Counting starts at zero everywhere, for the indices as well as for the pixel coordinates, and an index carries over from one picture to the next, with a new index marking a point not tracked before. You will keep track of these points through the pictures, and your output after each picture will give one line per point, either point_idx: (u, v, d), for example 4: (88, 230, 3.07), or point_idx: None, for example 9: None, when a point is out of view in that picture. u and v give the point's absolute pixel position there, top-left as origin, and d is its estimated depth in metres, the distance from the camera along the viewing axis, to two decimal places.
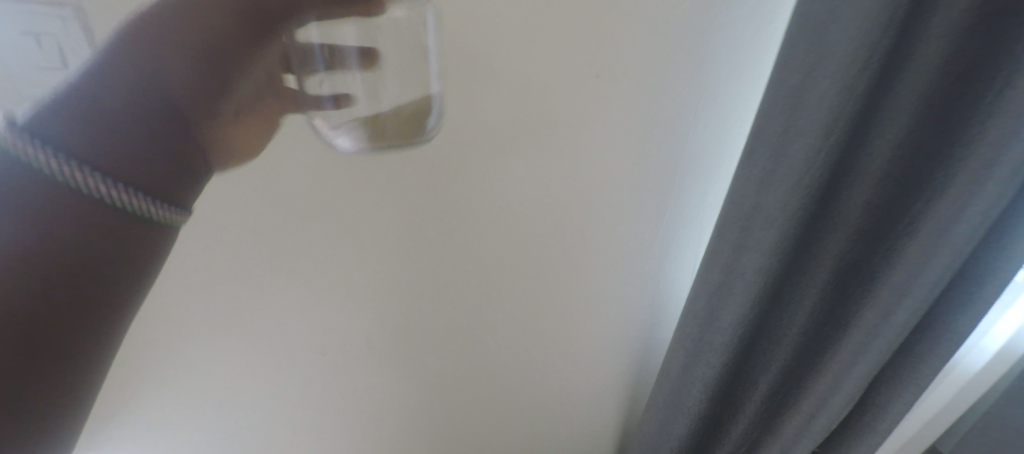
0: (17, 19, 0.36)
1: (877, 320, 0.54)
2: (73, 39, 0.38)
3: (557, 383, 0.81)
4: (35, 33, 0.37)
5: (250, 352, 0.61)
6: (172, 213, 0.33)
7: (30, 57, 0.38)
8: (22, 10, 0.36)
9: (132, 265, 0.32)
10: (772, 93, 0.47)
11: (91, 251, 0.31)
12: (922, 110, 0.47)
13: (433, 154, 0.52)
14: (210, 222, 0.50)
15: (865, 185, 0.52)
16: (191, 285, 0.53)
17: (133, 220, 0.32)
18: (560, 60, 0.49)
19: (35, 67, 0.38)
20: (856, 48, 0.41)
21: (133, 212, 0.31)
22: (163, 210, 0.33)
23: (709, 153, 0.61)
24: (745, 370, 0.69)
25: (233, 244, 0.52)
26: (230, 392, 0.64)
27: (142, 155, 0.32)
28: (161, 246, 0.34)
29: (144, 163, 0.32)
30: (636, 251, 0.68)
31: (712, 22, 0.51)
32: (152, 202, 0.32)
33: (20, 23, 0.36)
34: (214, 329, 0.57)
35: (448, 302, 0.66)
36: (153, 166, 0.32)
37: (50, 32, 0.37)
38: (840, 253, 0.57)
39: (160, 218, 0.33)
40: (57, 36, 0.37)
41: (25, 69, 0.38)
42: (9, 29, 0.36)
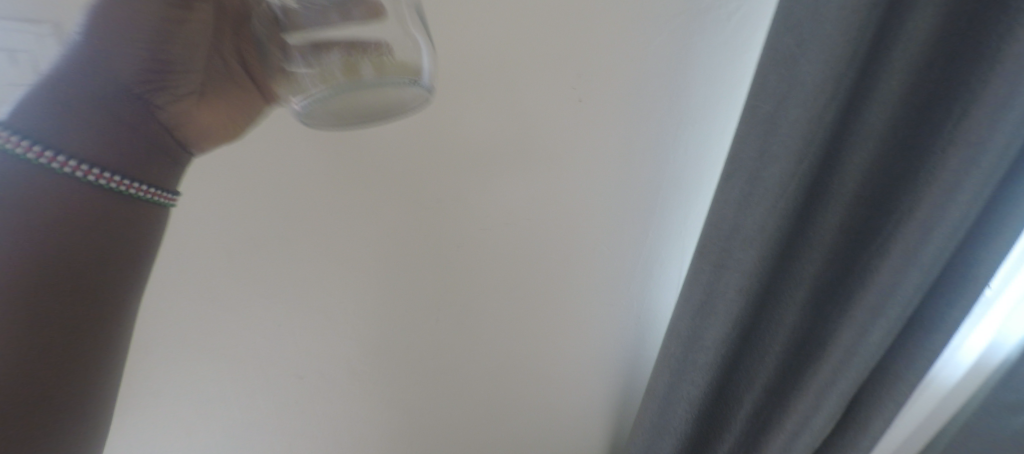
0: None
1: (855, 339, 0.55)
2: (51, 57, 0.36)
3: (542, 405, 0.81)
4: (9, 50, 0.35)
5: (229, 377, 0.60)
6: (163, 194, 0.37)
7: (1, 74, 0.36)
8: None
9: (120, 236, 0.36)
10: (746, 120, 0.48)
11: (74, 233, 0.34)
12: (888, 135, 0.49)
13: (418, 177, 0.53)
14: (190, 246, 0.49)
15: (838, 207, 0.53)
16: (168, 312, 0.52)
17: (124, 202, 0.36)
18: (543, 85, 0.51)
19: (7, 84, 0.36)
20: (823, 79, 0.43)
21: (125, 193, 0.36)
22: (152, 191, 0.37)
23: (688, 177, 0.62)
24: (727, 392, 0.69)
25: (212, 268, 0.51)
26: (206, 416, 0.62)
27: (128, 143, 0.36)
28: (156, 225, 0.38)
29: (126, 151, 0.36)
30: (619, 272, 0.68)
31: (688, 52, 0.53)
32: (144, 187, 0.36)
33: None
34: (192, 356, 0.56)
35: (432, 325, 0.66)
36: (135, 153, 0.36)
37: (27, 50, 0.35)
38: (815, 275, 0.58)
39: (151, 198, 0.37)
40: (34, 53, 0.35)
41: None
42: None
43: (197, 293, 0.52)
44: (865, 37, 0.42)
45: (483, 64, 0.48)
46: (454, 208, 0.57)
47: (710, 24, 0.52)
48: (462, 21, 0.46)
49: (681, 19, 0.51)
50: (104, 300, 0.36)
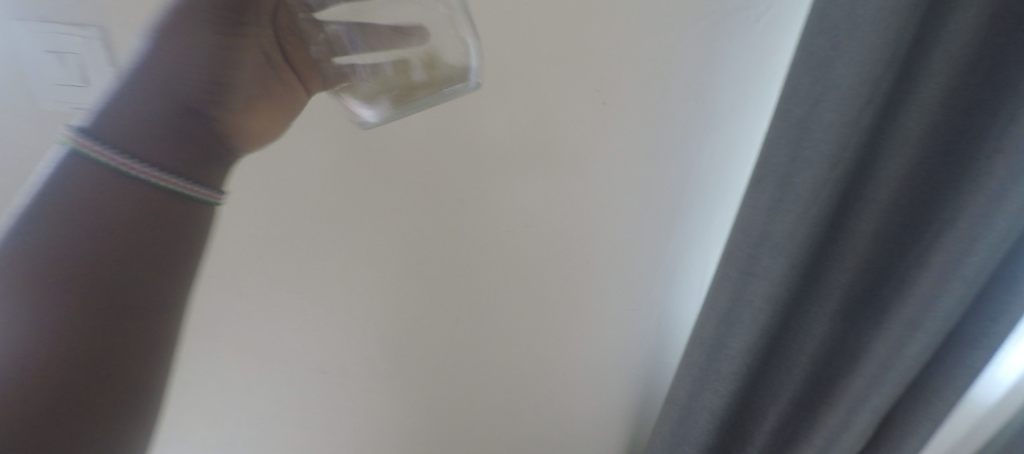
0: (45, 41, 0.42)
1: (890, 353, 0.53)
2: (92, 56, 0.43)
3: (559, 411, 0.80)
4: (59, 53, 0.43)
5: None
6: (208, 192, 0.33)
7: (55, 74, 0.44)
8: (50, 32, 0.42)
9: (167, 242, 0.32)
10: (777, 124, 0.47)
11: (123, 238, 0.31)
12: (927, 141, 0.47)
13: (441, 179, 0.54)
14: None
15: (873, 215, 0.51)
16: None
17: (173, 201, 0.32)
18: (567, 88, 0.51)
19: (56, 83, 0.44)
20: (860, 82, 0.42)
21: (172, 193, 0.32)
22: (200, 190, 0.33)
23: (714, 181, 0.60)
24: (752, 403, 0.67)
25: None
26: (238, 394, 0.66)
27: (179, 144, 0.32)
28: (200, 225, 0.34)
29: (176, 152, 0.32)
30: (640, 278, 0.67)
31: (716, 54, 0.52)
32: (191, 183, 0.32)
33: (46, 42, 0.42)
34: None
35: (451, 326, 0.66)
36: (183, 155, 0.32)
37: (73, 51, 0.43)
38: (847, 286, 0.56)
39: (197, 197, 0.33)
40: (78, 54, 0.43)
41: (47, 83, 0.44)
42: (39, 48, 0.43)
43: None
44: (904, 41, 0.41)
45: (506, 65, 0.49)
46: (473, 209, 0.57)
47: (739, 25, 0.50)
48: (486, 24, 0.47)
49: (709, 20, 0.50)
50: (151, 313, 0.32)
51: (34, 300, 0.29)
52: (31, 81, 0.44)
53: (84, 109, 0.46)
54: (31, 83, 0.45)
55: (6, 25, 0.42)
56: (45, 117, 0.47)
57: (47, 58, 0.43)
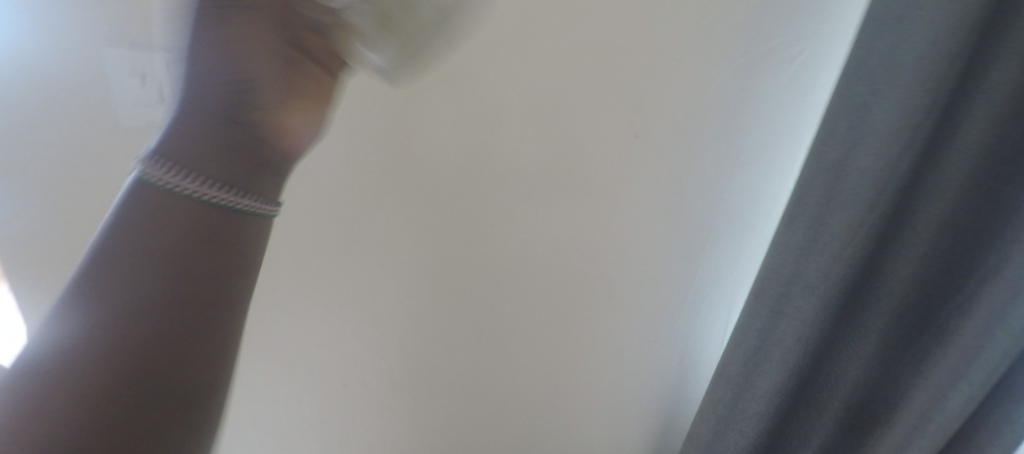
0: (134, 64, 0.48)
1: (930, 403, 0.51)
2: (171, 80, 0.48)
3: (573, 444, 0.79)
4: (144, 75, 0.48)
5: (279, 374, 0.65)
6: (263, 206, 0.34)
7: (136, 93, 0.49)
8: (139, 57, 0.48)
9: (234, 254, 0.33)
10: (811, 165, 0.47)
11: (183, 260, 0.31)
12: (968, 186, 0.46)
13: (471, 204, 0.56)
14: None
15: (911, 258, 0.50)
16: None
17: (232, 216, 0.32)
18: (600, 121, 0.53)
19: (137, 101, 0.50)
20: (898, 128, 0.42)
21: (227, 207, 0.32)
22: (251, 203, 0.33)
23: (743, 218, 0.60)
24: (778, 449, 0.64)
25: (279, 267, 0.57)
26: (263, 403, 0.68)
27: (211, 153, 0.32)
28: (257, 239, 0.34)
29: (205, 160, 0.31)
30: (665, 311, 0.66)
31: (748, 93, 0.52)
32: (245, 198, 0.32)
33: (133, 66, 0.48)
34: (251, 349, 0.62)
35: (471, 349, 0.67)
36: (222, 166, 0.32)
37: (156, 75, 0.48)
38: (883, 330, 0.54)
39: (248, 210, 0.33)
40: (160, 77, 0.48)
41: (128, 102, 0.49)
42: (126, 70, 0.48)
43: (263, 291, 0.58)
44: (944, 88, 0.42)
45: (541, 97, 0.51)
46: (501, 235, 0.58)
47: (772, 66, 0.51)
48: (526, 61, 0.49)
49: (743, 60, 0.51)
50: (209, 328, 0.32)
51: (130, 294, 0.30)
52: (114, 99, 0.50)
53: (159, 124, 0.51)
54: (114, 101, 0.50)
55: (99, 50, 0.47)
56: (121, 132, 0.52)
57: (132, 79, 0.48)
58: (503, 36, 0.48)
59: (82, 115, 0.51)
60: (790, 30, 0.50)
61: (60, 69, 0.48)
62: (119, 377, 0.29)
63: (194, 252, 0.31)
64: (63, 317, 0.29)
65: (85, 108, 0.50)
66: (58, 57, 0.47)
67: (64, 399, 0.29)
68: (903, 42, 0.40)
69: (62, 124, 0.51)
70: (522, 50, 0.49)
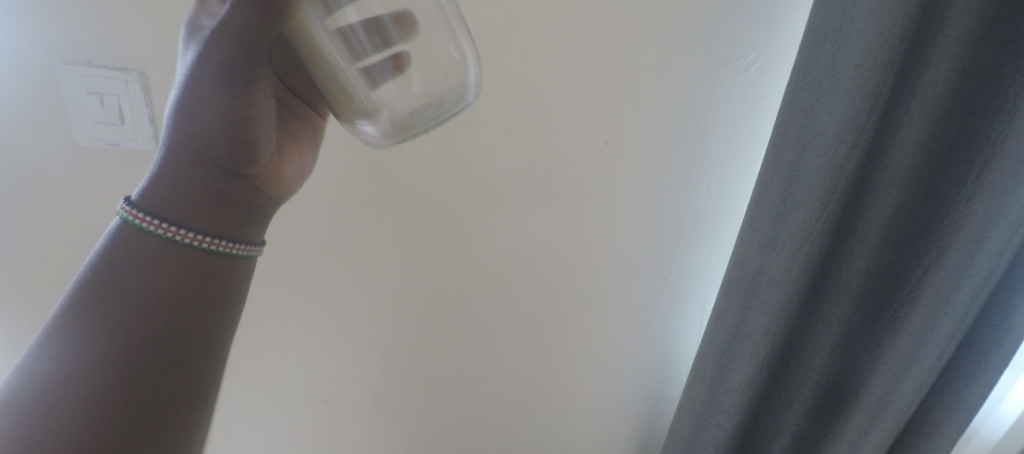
0: (90, 82, 0.47)
1: (888, 388, 0.53)
2: (132, 98, 0.48)
3: (560, 446, 0.79)
4: (101, 94, 0.47)
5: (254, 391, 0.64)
6: (246, 247, 0.38)
7: (93, 113, 0.48)
8: (95, 75, 0.47)
9: (216, 284, 0.37)
10: (767, 167, 0.49)
11: (170, 295, 0.35)
12: (913, 180, 0.49)
13: (449, 213, 0.57)
14: None
15: (866, 250, 0.53)
16: None
17: (211, 258, 0.36)
18: (571, 129, 0.54)
19: (93, 120, 0.48)
20: (844, 130, 0.45)
21: (210, 251, 0.36)
22: (234, 246, 0.37)
23: (711, 218, 0.62)
24: (754, 438, 0.66)
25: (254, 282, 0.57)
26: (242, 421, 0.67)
27: (195, 200, 0.35)
28: (244, 275, 0.39)
29: (195, 207, 0.35)
30: (642, 311, 0.68)
31: (710, 99, 0.55)
32: (228, 243, 0.37)
33: (90, 85, 0.47)
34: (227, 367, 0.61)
35: (454, 356, 0.67)
36: (205, 210, 0.36)
37: (114, 93, 0.47)
38: (844, 319, 0.57)
39: (233, 253, 0.37)
40: (119, 95, 0.48)
41: (83, 121, 0.48)
42: (82, 90, 0.47)
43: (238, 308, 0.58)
44: (884, 92, 0.45)
45: (511, 107, 0.52)
46: (478, 244, 0.59)
47: (731, 73, 0.54)
48: (495, 73, 0.51)
49: (703, 68, 0.53)
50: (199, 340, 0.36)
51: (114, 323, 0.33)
52: (70, 119, 0.48)
53: (118, 144, 0.50)
54: (70, 122, 0.48)
55: (54, 70, 0.46)
56: (77, 153, 0.50)
57: (89, 99, 0.47)
58: (472, 48, 0.49)
59: (34, 135, 0.49)
60: (744, 38, 0.52)
61: (13, 90, 0.47)
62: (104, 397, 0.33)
63: (183, 290, 0.35)
64: (56, 350, 0.33)
65: (40, 129, 0.49)
66: (8, 76, 0.46)
67: (61, 418, 0.32)
68: (842, 50, 0.44)
69: (15, 147, 0.49)
70: (490, 62, 0.50)
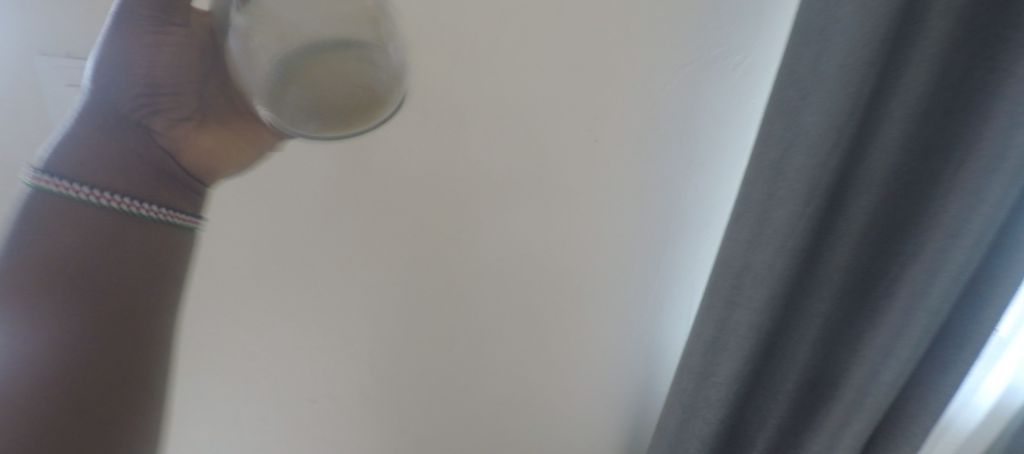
0: (70, 74, 0.44)
1: (868, 379, 0.55)
2: None
3: (549, 440, 0.80)
4: (81, 86, 0.44)
5: (243, 388, 0.64)
6: (189, 218, 0.38)
7: (76, 106, 0.45)
8: (75, 67, 0.44)
9: (158, 252, 0.36)
10: (753, 165, 0.51)
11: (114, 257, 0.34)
12: (892, 178, 0.51)
13: (440, 210, 0.57)
14: (222, 255, 0.55)
15: (847, 246, 0.55)
16: (203, 318, 0.58)
17: (153, 224, 0.36)
18: (562, 126, 0.55)
19: (76, 114, 0.46)
20: (826, 129, 0.46)
21: (155, 218, 0.36)
22: (177, 216, 0.37)
23: (699, 215, 0.63)
24: (739, 430, 0.68)
25: (244, 279, 0.57)
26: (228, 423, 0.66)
27: (130, 171, 0.35)
28: (184, 250, 0.38)
29: (131, 178, 0.35)
30: (631, 306, 0.69)
31: (697, 99, 0.56)
32: (168, 210, 0.36)
33: (68, 78, 0.44)
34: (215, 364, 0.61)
35: (445, 352, 0.68)
36: (148, 182, 0.36)
37: None
38: (826, 313, 0.59)
39: (178, 223, 0.37)
40: None
41: (68, 115, 0.45)
42: (61, 82, 0.44)
43: (229, 305, 0.58)
44: (864, 92, 0.46)
45: (501, 104, 0.53)
46: (468, 240, 0.60)
47: (718, 73, 0.55)
48: (485, 70, 0.51)
49: (691, 67, 0.54)
50: (152, 307, 0.37)
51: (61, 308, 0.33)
52: (54, 114, 0.46)
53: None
54: (50, 115, 0.46)
55: (34, 62, 0.43)
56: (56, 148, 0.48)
57: (68, 91, 0.45)
58: (461, 44, 0.49)
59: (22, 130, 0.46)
60: (732, 39, 0.53)
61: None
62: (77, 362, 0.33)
63: (118, 248, 0.34)
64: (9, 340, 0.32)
65: (15, 124, 0.46)
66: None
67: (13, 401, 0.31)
68: (826, 51, 0.45)
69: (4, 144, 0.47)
70: (480, 59, 0.50)
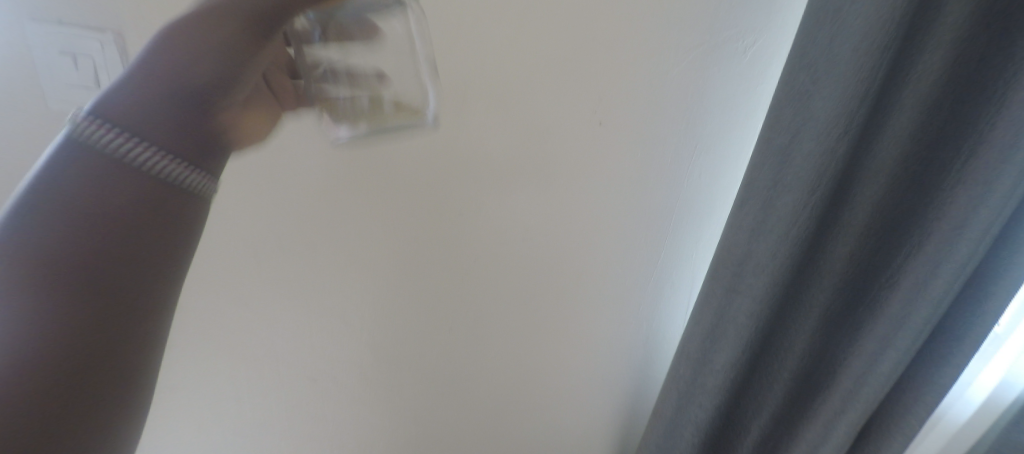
0: (63, 41, 0.43)
1: (865, 369, 0.55)
2: (108, 60, 0.44)
3: (544, 423, 0.81)
4: (74, 54, 0.43)
5: (242, 364, 0.64)
6: (205, 181, 0.35)
7: (69, 74, 0.44)
8: (68, 34, 0.42)
9: (167, 219, 0.34)
10: (759, 151, 0.50)
11: (133, 219, 0.32)
12: (899, 169, 0.51)
13: (442, 192, 0.57)
14: (222, 231, 0.54)
15: (850, 236, 0.55)
16: (202, 294, 0.58)
17: (167, 188, 0.33)
18: (566, 107, 0.54)
19: (68, 82, 0.44)
20: (837, 116, 0.46)
21: (163, 178, 0.33)
22: (198, 177, 0.34)
23: (702, 202, 0.63)
24: (734, 418, 0.69)
25: (242, 256, 0.56)
26: (224, 400, 0.66)
27: (175, 132, 0.33)
28: (194, 219, 0.35)
29: (173, 139, 0.33)
30: (631, 292, 0.69)
31: (705, 83, 0.55)
32: (189, 168, 0.34)
33: (62, 44, 0.43)
34: (214, 339, 0.61)
35: (444, 332, 0.68)
36: (183, 146, 0.34)
37: (88, 54, 0.43)
38: (827, 303, 0.59)
39: (194, 186, 0.34)
40: (93, 56, 0.43)
41: (60, 84, 0.44)
42: (55, 49, 0.43)
43: (228, 281, 0.58)
44: (877, 78, 0.45)
45: (505, 84, 0.52)
46: (470, 223, 0.59)
47: (728, 57, 0.54)
48: (491, 48, 0.50)
49: (700, 50, 0.53)
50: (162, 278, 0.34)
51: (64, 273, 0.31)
52: (45, 81, 0.44)
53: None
54: (42, 83, 0.44)
55: (26, 27, 0.42)
56: (52, 117, 0.46)
57: (61, 59, 0.43)
58: (465, 22, 0.48)
59: (15, 98, 0.45)
60: (742, 22, 0.52)
61: None
62: (61, 350, 0.30)
63: (146, 212, 0.33)
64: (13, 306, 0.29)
65: (11, 90, 0.45)
66: None
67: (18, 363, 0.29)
68: (840, 35, 0.44)
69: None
70: (486, 37, 0.49)
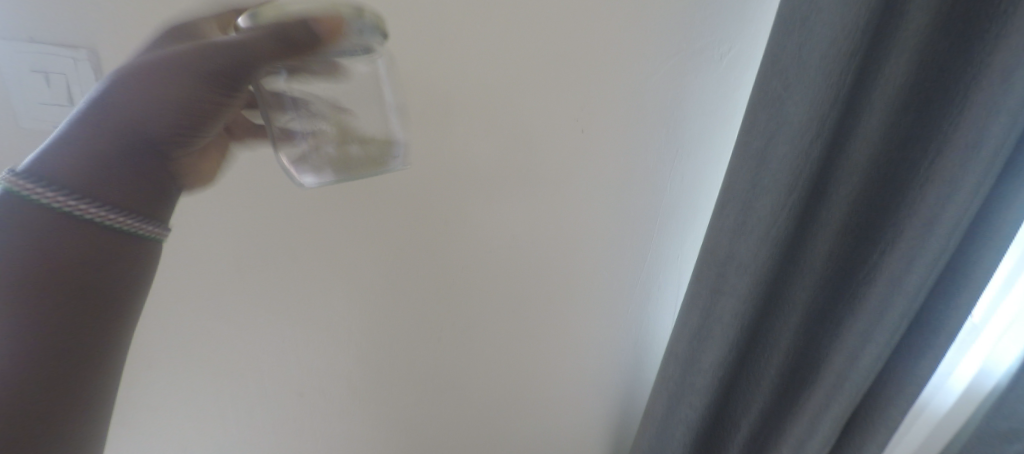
0: (33, 59, 0.42)
1: (846, 364, 0.57)
2: (82, 77, 0.43)
3: (537, 429, 0.81)
4: (46, 72, 0.43)
5: (228, 380, 0.63)
6: (154, 229, 0.38)
7: (39, 93, 0.43)
8: (38, 51, 0.42)
9: (117, 271, 0.37)
10: (737, 155, 0.51)
11: (63, 262, 0.35)
12: (870, 169, 0.52)
13: (428, 202, 0.57)
14: (202, 248, 0.53)
15: (827, 235, 0.56)
16: (184, 311, 0.57)
17: (123, 236, 0.37)
18: (550, 114, 0.55)
19: (39, 101, 0.43)
20: (809, 119, 0.47)
21: (126, 229, 0.37)
22: (141, 226, 0.37)
23: (686, 204, 0.64)
24: (723, 418, 0.69)
25: (226, 272, 0.56)
26: (211, 419, 0.65)
27: (122, 181, 0.36)
28: (148, 266, 0.39)
29: (129, 185, 0.37)
30: (618, 295, 0.70)
31: (684, 89, 0.56)
32: (138, 220, 0.37)
33: (32, 63, 0.42)
34: (198, 358, 0.60)
35: (433, 342, 0.68)
36: (135, 192, 0.37)
37: (61, 71, 0.43)
38: (807, 301, 0.60)
39: (143, 234, 0.38)
40: (66, 74, 0.43)
41: (29, 103, 0.43)
42: (24, 69, 0.42)
43: (210, 298, 0.56)
44: (847, 80, 0.46)
45: (487, 95, 0.52)
46: (456, 231, 0.59)
47: (705, 63, 0.55)
48: (472, 59, 0.50)
49: (677, 58, 0.54)
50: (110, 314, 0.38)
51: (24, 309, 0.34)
52: (13, 102, 0.43)
53: None
54: (9, 103, 0.43)
55: None
56: (19, 139, 0.45)
57: (31, 78, 0.43)
58: (446, 34, 0.48)
59: None
60: (717, 29, 0.54)
61: None
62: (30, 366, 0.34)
63: (69, 269, 0.35)
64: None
65: None
66: None
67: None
68: (809, 40, 0.45)
69: None
70: (467, 48, 0.50)
